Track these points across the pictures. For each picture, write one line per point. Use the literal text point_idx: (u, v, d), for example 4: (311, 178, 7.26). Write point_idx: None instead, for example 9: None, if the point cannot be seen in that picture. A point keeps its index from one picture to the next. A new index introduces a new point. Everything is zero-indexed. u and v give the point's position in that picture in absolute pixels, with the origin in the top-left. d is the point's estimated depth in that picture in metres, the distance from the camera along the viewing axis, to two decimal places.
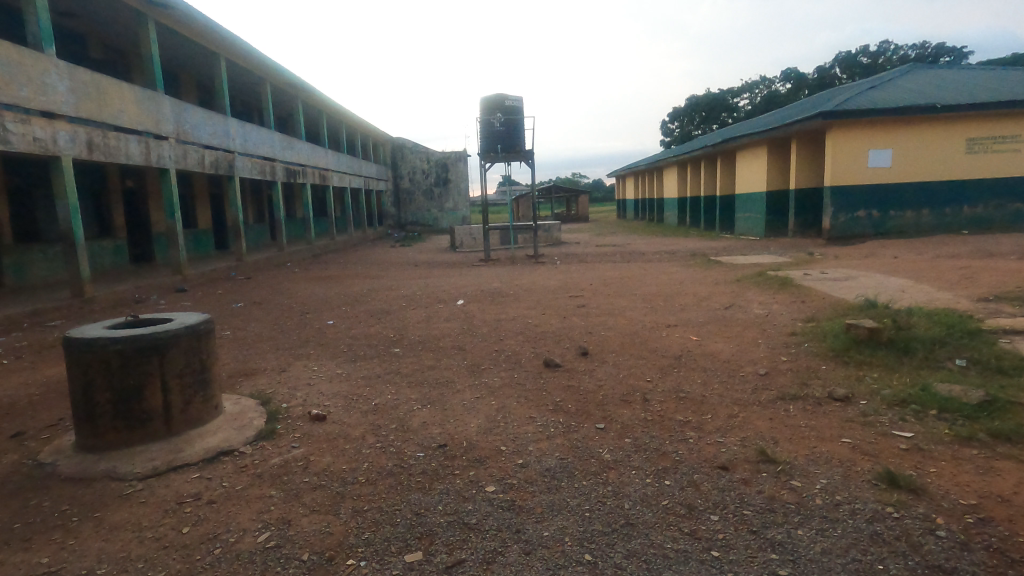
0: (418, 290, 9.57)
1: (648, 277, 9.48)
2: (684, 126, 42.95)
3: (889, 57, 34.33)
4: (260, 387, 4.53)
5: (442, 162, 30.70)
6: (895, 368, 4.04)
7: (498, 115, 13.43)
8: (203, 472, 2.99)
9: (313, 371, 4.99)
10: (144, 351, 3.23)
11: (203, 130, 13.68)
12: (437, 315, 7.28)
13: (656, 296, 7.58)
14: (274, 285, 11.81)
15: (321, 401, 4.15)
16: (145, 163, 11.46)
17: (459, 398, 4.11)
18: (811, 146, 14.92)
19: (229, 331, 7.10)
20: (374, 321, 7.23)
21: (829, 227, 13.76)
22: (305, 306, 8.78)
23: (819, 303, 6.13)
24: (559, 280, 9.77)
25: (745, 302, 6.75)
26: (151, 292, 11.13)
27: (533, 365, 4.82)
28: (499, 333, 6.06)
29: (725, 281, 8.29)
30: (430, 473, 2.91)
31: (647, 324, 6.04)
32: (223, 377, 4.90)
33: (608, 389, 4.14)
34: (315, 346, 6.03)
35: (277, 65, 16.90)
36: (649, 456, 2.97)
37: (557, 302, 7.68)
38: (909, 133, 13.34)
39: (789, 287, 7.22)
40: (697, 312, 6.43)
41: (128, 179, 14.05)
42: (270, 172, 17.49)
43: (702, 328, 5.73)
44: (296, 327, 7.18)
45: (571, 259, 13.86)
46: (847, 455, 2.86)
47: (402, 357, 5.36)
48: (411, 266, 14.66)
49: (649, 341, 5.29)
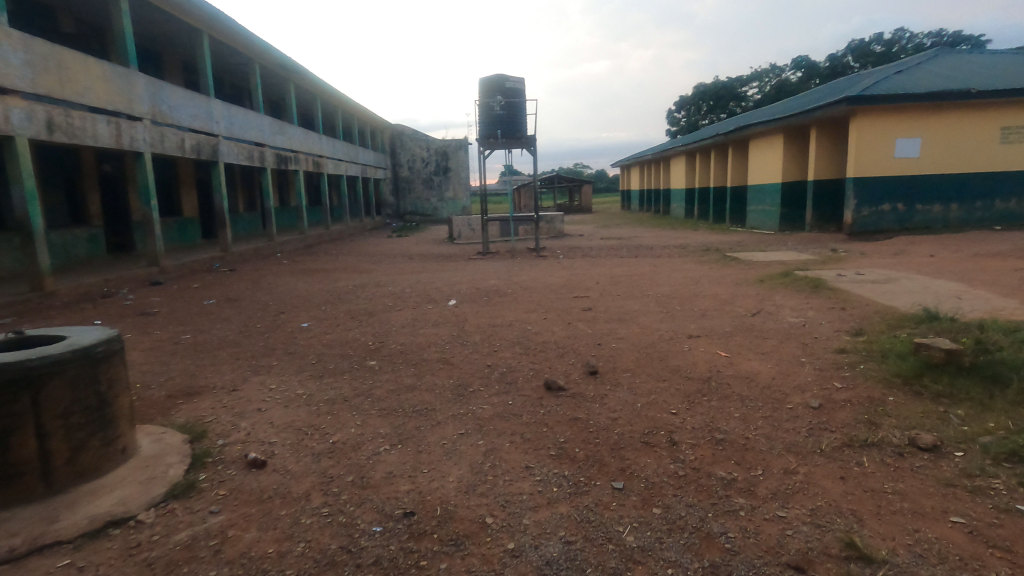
0: (408, 287, 8.74)
1: (659, 275, 8.66)
2: (690, 115, 41.88)
3: (904, 45, 33.11)
4: (198, 415, 3.71)
5: (441, 150, 29.77)
6: (986, 404, 3.20)
7: (498, 97, 12.57)
8: (77, 558, 2.19)
9: (268, 392, 4.17)
10: (11, 386, 2.41)
11: (183, 112, 12.79)
12: (426, 318, 6.47)
13: (672, 299, 6.76)
14: (255, 279, 11.02)
15: (268, 437, 3.33)
16: (117, 146, 10.59)
17: (440, 433, 3.32)
18: (832, 135, 13.98)
19: (190, 335, 6.29)
20: (352, 325, 6.41)
21: (851, 222, 12.91)
22: (281, 305, 7.96)
23: (865, 313, 5.30)
24: (562, 277, 8.94)
25: (775, 308, 5.93)
26: (123, 285, 10.33)
27: (533, 389, 4.00)
28: (493, 343, 5.24)
29: (747, 282, 7.45)
30: (386, 566, 2.12)
31: (664, 334, 5.21)
32: (161, 399, 4.09)
33: (624, 424, 3.34)
34: (281, 357, 5.21)
35: (265, 44, 15.97)
36: (689, 544, 2.18)
37: (561, 304, 6.84)
38: (939, 120, 12.42)
39: (824, 291, 6.36)
40: (722, 321, 5.58)
41: (104, 164, 13.22)
42: (260, 159, 16.62)
43: (730, 341, 4.89)
44: (266, 331, 6.37)
45: (575, 253, 13.00)
46: (967, 549, 2.06)
47: (379, 374, 4.54)
48: (405, 258, 13.80)
49: (670, 358, 4.46)
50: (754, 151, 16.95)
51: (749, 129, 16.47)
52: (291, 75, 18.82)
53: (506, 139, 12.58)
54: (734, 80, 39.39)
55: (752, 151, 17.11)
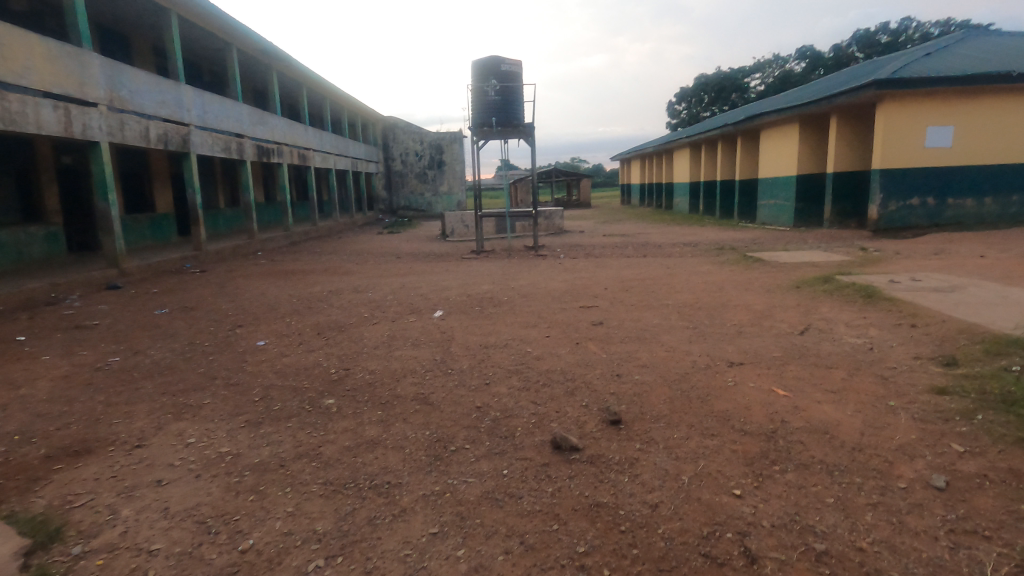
0: (389, 294, 7.68)
1: (676, 279, 7.63)
2: (691, 107, 40.87)
3: (912, 35, 32.05)
4: (68, 494, 2.66)
5: (436, 144, 28.56)
6: None
7: (493, 82, 11.50)
8: None
9: (181, 453, 3.11)
10: None
11: (147, 98, 11.65)
12: (406, 335, 5.43)
13: (698, 311, 5.70)
14: (222, 282, 9.94)
15: (151, 541, 2.29)
16: (66, 135, 9.46)
17: (403, 533, 2.29)
18: (854, 122, 12.94)
19: (119, 358, 5.20)
20: (316, 344, 5.34)
21: (876, 218, 11.92)
22: (242, 316, 6.89)
23: (946, 334, 4.28)
24: (565, 282, 7.90)
25: (827, 324, 4.88)
26: (74, 290, 9.24)
27: (536, 449, 2.96)
28: (484, 373, 4.18)
29: (781, 289, 6.42)
30: None
31: (698, 361, 4.15)
32: (33, 463, 3.02)
33: (671, 517, 2.31)
34: (217, 392, 4.13)
35: (244, 28, 14.80)
36: None
37: (565, 317, 5.79)
38: (974, 106, 11.40)
39: (880, 300, 5.34)
40: (766, 342, 4.53)
41: (63, 155, 12.09)
42: (238, 151, 15.48)
43: (784, 372, 3.85)
44: (213, 352, 5.30)
45: (577, 252, 11.97)
46: None
47: (334, 420, 3.49)
48: (392, 258, 12.76)
49: (714, 401, 3.41)
50: (766, 143, 15.92)
51: (761, 120, 15.43)
52: (273, 62, 17.61)
53: (501, 127, 11.50)
54: (736, 70, 38.29)
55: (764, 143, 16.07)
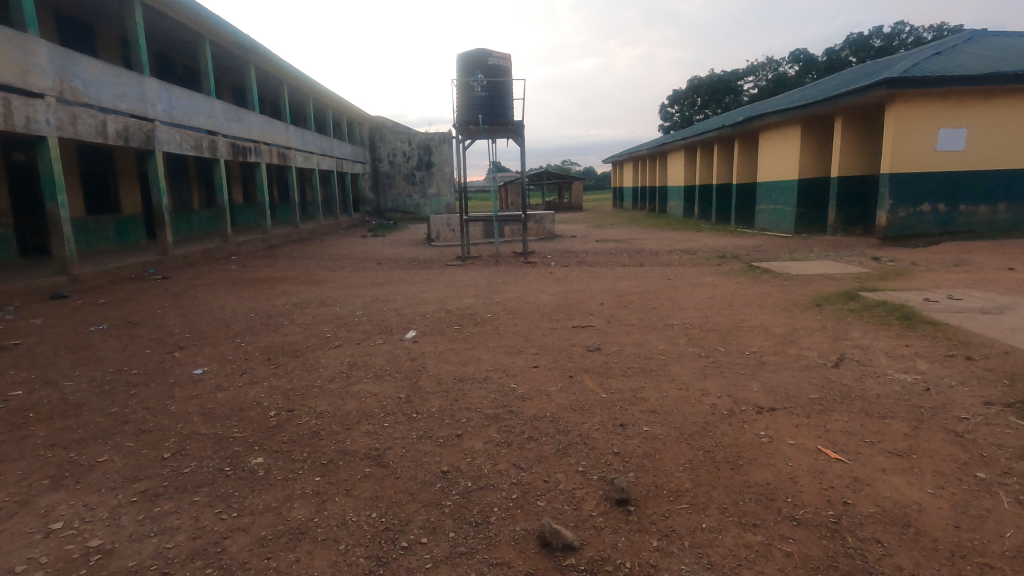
0: (359, 309, 6.85)
1: (679, 293, 6.87)
2: (684, 110, 40.32)
3: (905, 40, 31.72)
4: None
5: (424, 144, 27.73)
6: None
7: (479, 76, 10.71)
8: None
9: (33, 549, 2.29)
10: None
11: (104, 90, 10.72)
12: (370, 362, 4.62)
13: (709, 335, 4.92)
14: (180, 292, 9.04)
15: None
16: (6, 128, 8.54)
17: None
18: (861, 124, 12.29)
19: (23, 391, 4.34)
20: (263, 374, 4.51)
21: (885, 224, 11.28)
22: (189, 334, 6.03)
23: (1014, 370, 3.54)
24: (556, 295, 7.11)
25: (865, 354, 4.14)
26: (12, 300, 8.33)
27: (516, 548, 2.18)
28: (456, 420, 3.37)
29: (800, 307, 5.66)
30: None
31: (719, 406, 3.37)
32: None
33: None
34: (121, 444, 3.30)
35: (218, 19, 13.89)
36: None
37: (555, 340, 5.01)
38: (990, 108, 10.77)
39: (920, 324, 4.61)
40: (798, 379, 3.76)
41: (13, 151, 11.14)
42: (211, 149, 14.52)
43: (828, 423, 3.08)
44: (139, 383, 4.45)
45: (569, 259, 11.20)
46: None
47: (256, 493, 2.67)
48: (371, 263, 11.92)
49: (749, 468, 2.63)
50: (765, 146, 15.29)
51: (761, 120, 14.73)
52: (250, 57, 16.72)
53: (488, 126, 10.63)
54: (729, 73, 37.84)
55: (762, 146, 15.46)
